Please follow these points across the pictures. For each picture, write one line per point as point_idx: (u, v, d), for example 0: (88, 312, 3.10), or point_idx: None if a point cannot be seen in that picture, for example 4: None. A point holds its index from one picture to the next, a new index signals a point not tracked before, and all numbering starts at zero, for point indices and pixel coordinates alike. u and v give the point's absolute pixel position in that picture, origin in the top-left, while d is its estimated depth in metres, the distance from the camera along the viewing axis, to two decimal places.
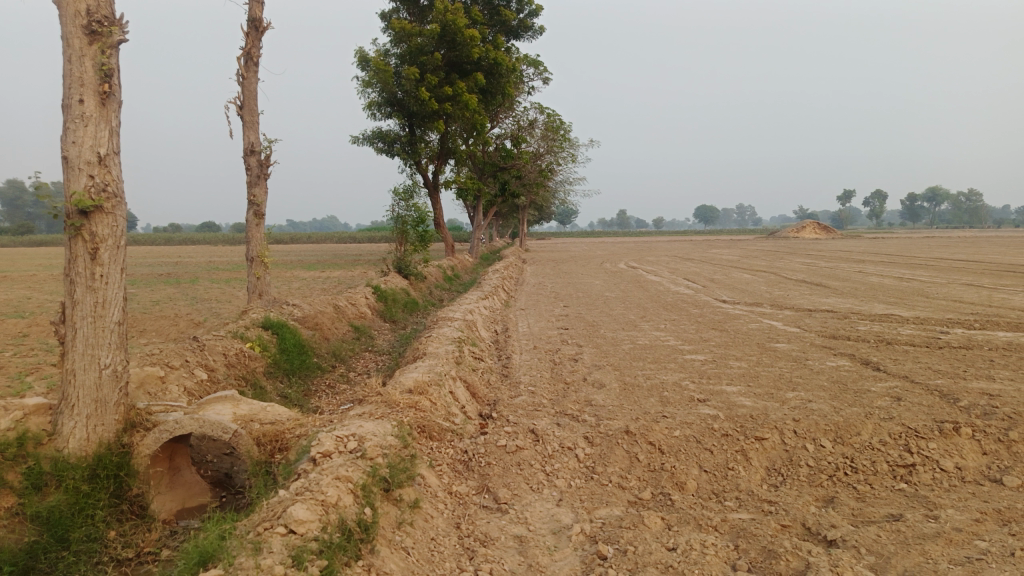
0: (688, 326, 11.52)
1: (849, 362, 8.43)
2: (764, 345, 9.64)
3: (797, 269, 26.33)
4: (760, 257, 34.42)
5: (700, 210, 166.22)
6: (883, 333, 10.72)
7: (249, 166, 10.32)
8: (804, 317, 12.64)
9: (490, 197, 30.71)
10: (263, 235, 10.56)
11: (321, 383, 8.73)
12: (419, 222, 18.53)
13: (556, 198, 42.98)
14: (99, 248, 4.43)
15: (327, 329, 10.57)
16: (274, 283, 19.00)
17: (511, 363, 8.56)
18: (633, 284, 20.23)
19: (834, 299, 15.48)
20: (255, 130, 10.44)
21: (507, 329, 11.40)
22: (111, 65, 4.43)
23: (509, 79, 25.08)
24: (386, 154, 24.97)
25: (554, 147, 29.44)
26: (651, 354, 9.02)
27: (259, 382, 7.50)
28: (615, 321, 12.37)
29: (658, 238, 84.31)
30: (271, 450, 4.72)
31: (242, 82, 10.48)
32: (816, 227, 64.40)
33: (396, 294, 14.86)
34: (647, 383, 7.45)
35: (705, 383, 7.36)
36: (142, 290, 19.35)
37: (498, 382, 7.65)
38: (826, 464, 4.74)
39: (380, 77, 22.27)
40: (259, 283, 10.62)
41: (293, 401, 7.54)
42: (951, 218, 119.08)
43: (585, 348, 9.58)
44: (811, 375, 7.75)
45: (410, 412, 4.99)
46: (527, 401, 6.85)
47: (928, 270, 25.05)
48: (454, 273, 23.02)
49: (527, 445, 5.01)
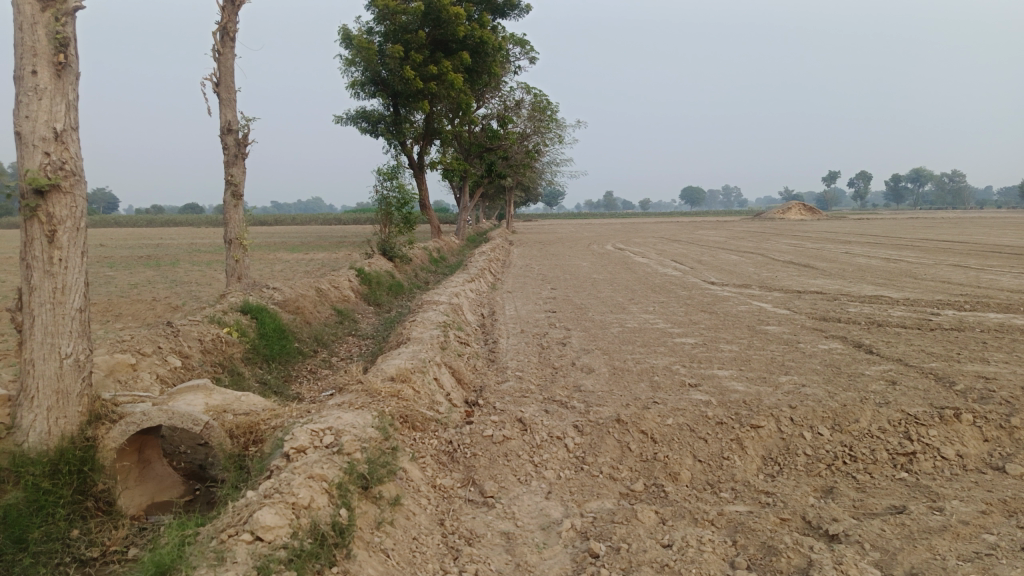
0: (677, 309, 11.35)
1: (842, 345, 8.29)
2: (754, 328, 9.48)
3: (784, 250, 26.22)
4: (747, 237, 34.29)
5: (686, 191, 166.32)
6: (874, 315, 10.59)
7: (227, 146, 9.99)
8: (793, 298, 12.51)
9: (477, 178, 30.36)
10: (242, 216, 10.25)
11: (302, 369, 8.48)
12: (403, 203, 18.21)
13: (543, 180, 42.65)
14: (57, 231, 4.15)
15: (309, 312, 10.30)
16: (256, 266, 18.65)
17: (497, 347, 8.35)
18: (620, 266, 20.05)
19: (823, 281, 15.37)
20: (233, 108, 10.09)
21: (494, 312, 11.18)
22: (66, 34, 4.11)
23: (495, 58, 24.66)
24: (370, 135, 24.55)
25: (540, 128, 29.09)
26: (641, 338, 8.83)
27: (237, 369, 7.25)
28: (603, 304, 12.18)
29: (645, 219, 84.20)
30: (245, 442, 4.49)
31: (218, 58, 10.09)
32: (802, 209, 64.47)
33: (380, 277, 14.60)
34: (637, 368, 7.27)
35: (697, 368, 7.19)
36: (121, 273, 18.95)
37: (484, 367, 7.44)
38: (824, 453, 4.56)
39: (364, 56, 21.83)
40: (238, 266, 10.33)
41: (272, 388, 7.31)
42: (935, 199, 119.76)
43: (573, 332, 9.39)
44: (804, 359, 7.60)
45: (391, 402, 4.77)
46: (514, 388, 6.65)
47: (914, 251, 25.05)
48: (440, 255, 22.74)
49: (514, 435, 4.80)
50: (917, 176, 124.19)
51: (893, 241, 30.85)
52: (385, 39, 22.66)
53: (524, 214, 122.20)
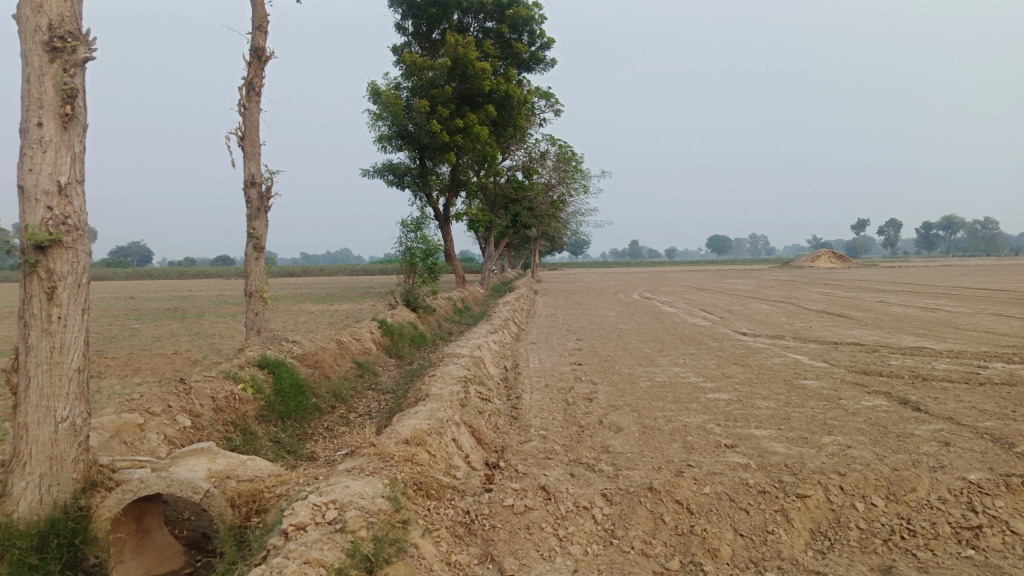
0: (708, 362, 10.92)
1: (887, 402, 7.81)
2: (791, 383, 9.03)
3: (817, 299, 25.59)
4: (777, 286, 33.65)
5: (713, 240, 165.76)
6: (917, 368, 10.07)
7: (249, 198, 9.94)
8: (829, 350, 12.02)
9: (501, 229, 30.33)
10: (262, 269, 10.13)
11: (319, 426, 8.19)
12: (427, 254, 18.04)
13: (568, 229, 42.62)
14: (56, 287, 3.96)
15: (328, 366, 10.06)
16: (279, 317, 18.58)
17: (521, 404, 7.99)
18: (647, 316, 19.64)
19: (859, 332, 14.85)
20: (256, 161, 10.07)
21: (518, 365, 10.85)
22: (74, 85, 3.99)
23: (520, 111, 24.83)
24: (396, 187, 24.66)
25: (565, 178, 29.10)
26: (671, 394, 8.43)
27: (250, 427, 6.97)
28: (630, 356, 11.79)
29: (672, 268, 83.70)
30: (247, 512, 4.19)
31: (244, 112, 10.12)
32: (832, 256, 63.58)
33: (403, 328, 14.38)
34: (669, 427, 6.87)
35: (732, 427, 6.77)
36: (146, 326, 18.98)
37: (507, 426, 7.07)
38: (879, 527, 4.12)
39: (390, 110, 22.08)
40: (257, 319, 10.16)
41: (286, 447, 7.01)
42: (969, 246, 117.67)
43: (600, 386, 9.02)
44: (847, 417, 7.14)
45: (405, 467, 4.45)
46: (538, 449, 6.29)
47: (951, 299, 24.35)
48: (464, 305, 22.55)
49: (537, 504, 4.44)
50: (948, 223, 122.50)
51: (927, 289, 30.11)
52: (412, 93, 22.94)
53: (549, 264, 122.42)
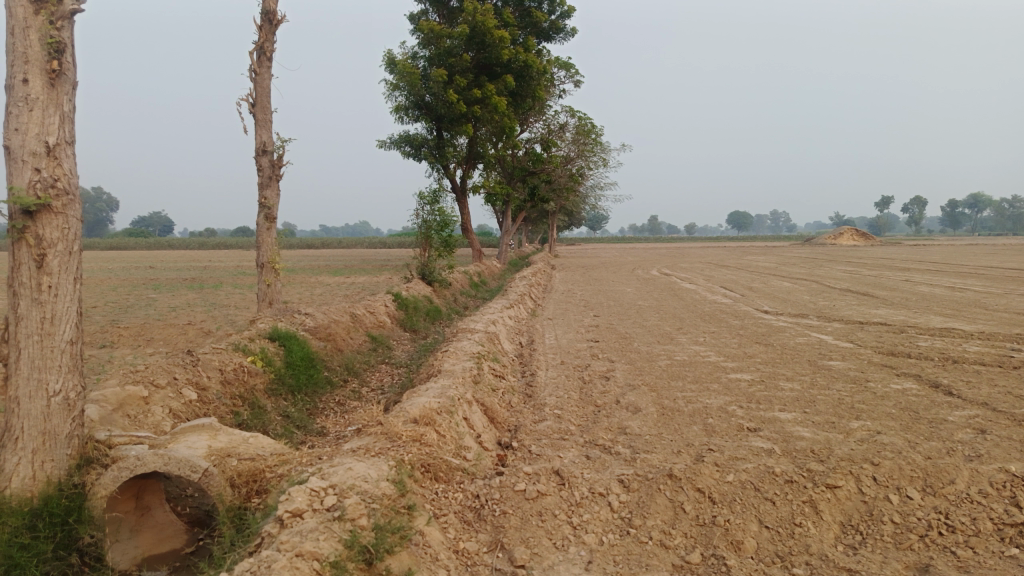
0: (729, 340, 10.64)
1: (917, 386, 7.49)
2: (816, 363, 8.74)
3: (840, 277, 25.04)
4: (799, 264, 33.08)
5: (733, 217, 163.99)
6: (947, 350, 9.73)
7: (261, 167, 9.72)
8: (855, 330, 11.67)
9: (519, 203, 29.97)
10: (274, 240, 9.93)
11: (330, 401, 8.02)
12: (443, 227, 17.82)
13: (587, 203, 42.18)
14: (46, 255, 3.77)
15: (341, 339, 9.88)
16: (295, 289, 18.48)
17: (536, 381, 7.77)
18: (666, 292, 19.31)
19: (885, 311, 14.46)
20: (268, 129, 9.83)
21: (534, 341, 10.62)
22: (61, 39, 3.77)
23: (539, 82, 24.36)
24: (413, 159, 24.37)
25: (584, 151, 28.62)
26: (691, 373, 8.17)
27: (259, 401, 6.80)
28: (649, 333, 11.52)
29: (692, 243, 82.86)
30: (247, 493, 4.01)
31: (254, 78, 9.87)
32: (855, 234, 62.54)
33: (418, 301, 14.18)
34: (689, 408, 6.62)
35: (755, 410, 6.51)
36: (163, 295, 18.96)
37: (521, 404, 6.86)
38: (915, 522, 3.86)
39: (407, 80, 21.72)
40: (269, 290, 9.97)
41: (296, 422, 6.86)
42: (996, 225, 115.41)
43: (618, 364, 8.78)
44: (875, 401, 6.85)
45: (413, 448, 4.25)
46: (553, 429, 6.08)
47: (979, 279, 23.77)
48: (480, 280, 22.34)
49: (550, 489, 4.23)
50: (975, 201, 120.14)
51: (954, 268, 29.46)
52: (429, 63, 22.55)
53: (567, 238, 121.73)
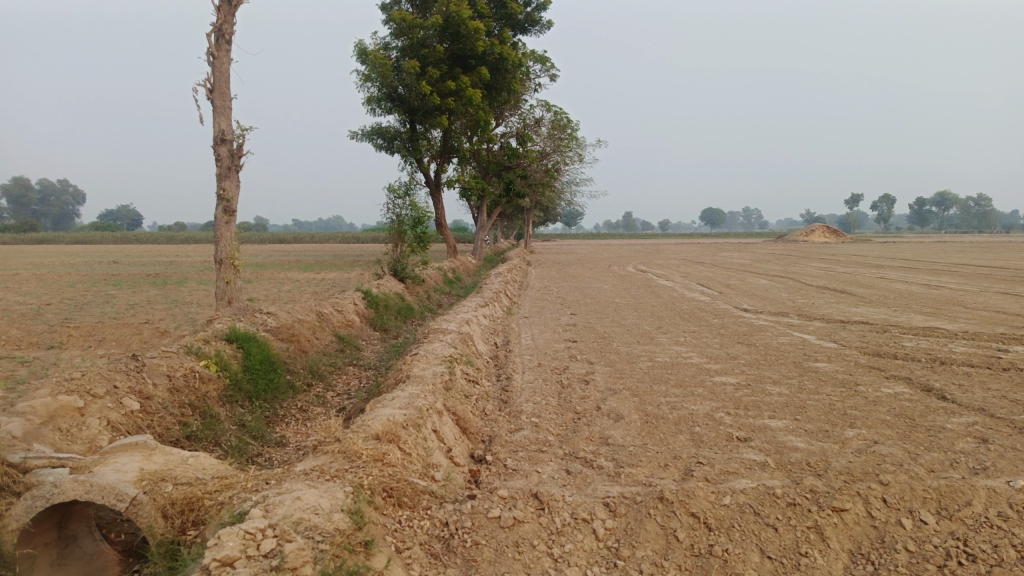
0: (711, 340, 10.30)
1: (909, 389, 7.17)
2: (802, 365, 8.40)
3: (817, 274, 24.91)
4: (774, 260, 32.97)
5: (707, 213, 165.17)
6: (933, 350, 9.46)
7: (219, 157, 9.16)
8: (837, 330, 11.40)
9: (494, 198, 29.52)
10: (234, 234, 9.35)
11: (291, 407, 7.51)
12: (417, 222, 17.17)
13: (563, 199, 41.88)
14: None
15: (306, 340, 9.35)
16: (262, 286, 17.85)
17: (511, 386, 7.33)
18: (644, 290, 19.00)
19: (865, 309, 14.25)
20: (227, 117, 9.26)
21: (509, 342, 10.18)
22: None
23: (515, 75, 23.91)
24: (385, 151, 23.77)
25: (560, 146, 28.23)
26: (674, 376, 7.78)
27: (211, 410, 6.27)
28: (628, 333, 11.13)
29: (667, 239, 83.10)
30: (183, 524, 3.50)
31: (213, 62, 9.29)
32: (827, 231, 63.01)
33: (389, 299, 13.66)
34: (673, 416, 6.23)
35: (743, 417, 6.14)
36: (123, 292, 18.20)
37: (496, 411, 6.42)
38: (933, 549, 3.48)
39: (380, 71, 21.12)
40: (228, 288, 9.40)
41: (252, 432, 6.34)
42: (963, 223, 117.40)
43: (597, 366, 8.38)
44: (867, 407, 6.52)
45: (373, 469, 3.78)
46: (530, 440, 5.64)
47: (953, 276, 23.82)
48: (455, 276, 21.83)
49: (528, 516, 3.78)
50: (942, 198, 122.11)
51: (926, 266, 29.59)
52: (402, 54, 21.97)
53: (543, 234, 121.52)
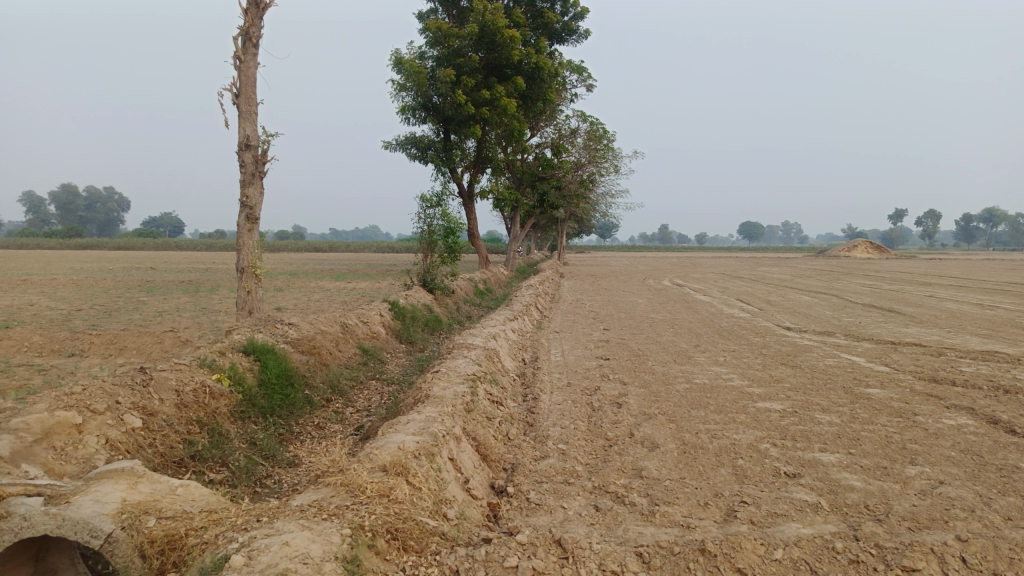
0: (752, 361, 9.73)
1: (973, 422, 6.55)
2: (853, 392, 7.81)
3: (861, 291, 23.99)
4: (817, 276, 31.98)
5: (745, 228, 162.92)
6: (995, 377, 8.77)
7: (243, 163, 8.93)
8: (888, 352, 10.72)
9: (528, 209, 29.14)
10: (257, 242, 9.09)
11: (307, 424, 7.16)
12: (448, 232, 16.87)
13: (597, 211, 41.39)
14: None
15: (328, 353, 9.02)
16: (292, 295, 17.69)
17: (539, 407, 6.89)
18: (680, 305, 18.42)
19: (915, 330, 13.50)
20: (252, 122, 9.02)
21: (538, 359, 9.73)
22: None
23: (551, 85, 23.55)
24: (419, 161, 23.59)
25: (595, 157, 27.76)
26: (713, 401, 7.25)
27: (220, 427, 5.94)
28: (664, 351, 10.61)
29: (704, 253, 81.91)
30: (163, 567, 3.12)
31: (239, 66, 9.08)
32: (868, 247, 61.47)
33: (417, 311, 13.32)
34: (713, 446, 5.73)
35: (790, 449, 5.61)
36: (154, 298, 18.19)
37: (520, 435, 5.99)
38: None
39: (414, 81, 20.97)
40: (250, 298, 9.12)
41: (262, 451, 6.01)
42: (1012, 240, 113.82)
43: (631, 387, 7.89)
44: (928, 440, 5.93)
45: (376, 507, 3.38)
46: (555, 470, 5.20)
47: (1006, 296, 22.76)
48: (486, 287, 21.46)
49: (549, 567, 3.34)
50: (990, 214, 118.53)
51: (977, 284, 28.43)
52: (437, 63, 21.79)
53: (578, 245, 120.86)
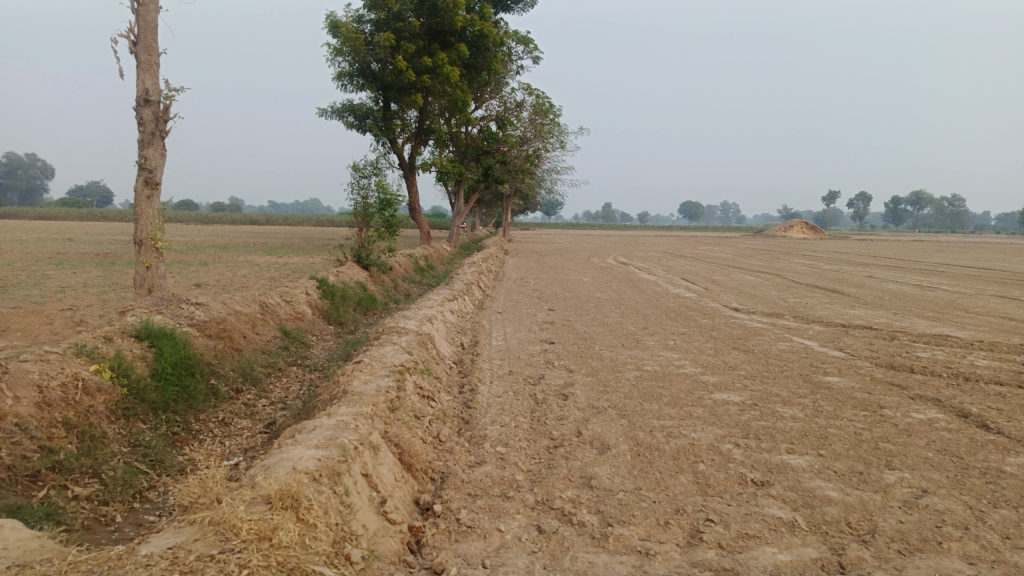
0: (704, 345, 9.18)
1: (944, 416, 6.07)
2: (812, 380, 7.29)
3: (804, 271, 23.93)
4: (760, 256, 31.98)
5: (686, 208, 165.37)
6: (953, 364, 8.37)
7: (142, 121, 7.86)
8: (841, 335, 10.32)
9: (472, 183, 28.21)
10: (158, 212, 8.04)
11: (209, 420, 6.26)
12: (386, 205, 15.94)
13: (543, 188, 40.78)
14: None
15: (241, 336, 8.05)
16: (217, 270, 16.46)
17: (476, 401, 6.15)
18: (626, 284, 17.92)
19: (863, 312, 13.22)
20: (153, 74, 7.92)
21: (477, 343, 8.96)
22: None
23: (496, 54, 22.55)
24: (357, 130, 22.38)
25: (541, 132, 26.87)
26: (667, 392, 6.61)
27: (95, 428, 5.01)
28: (611, 334, 9.97)
29: (646, 232, 82.29)
30: None
31: (137, 9, 7.95)
32: (804, 228, 62.67)
33: (348, 289, 12.35)
34: (670, 447, 5.08)
35: (755, 451, 5.00)
36: (62, 272, 16.65)
37: (453, 436, 5.24)
38: None
39: (352, 45, 19.73)
40: (150, 275, 8.06)
41: (148, 458, 5.11)
42: (938, 223, 118.34)
43: (577, 376, 7.22)
44: (901, 439, 5.41)
45: (252, 557, 2.58)
46: (492, 480, 4.45)
47: (943, 277, 22.98)
48: (427, 263, 20.57)
49: None
50: (918, 197, 122.59)
51: (910, 265, 28.95)
52: (376, 27, 20.58)
53: (521, 222, 120.69)
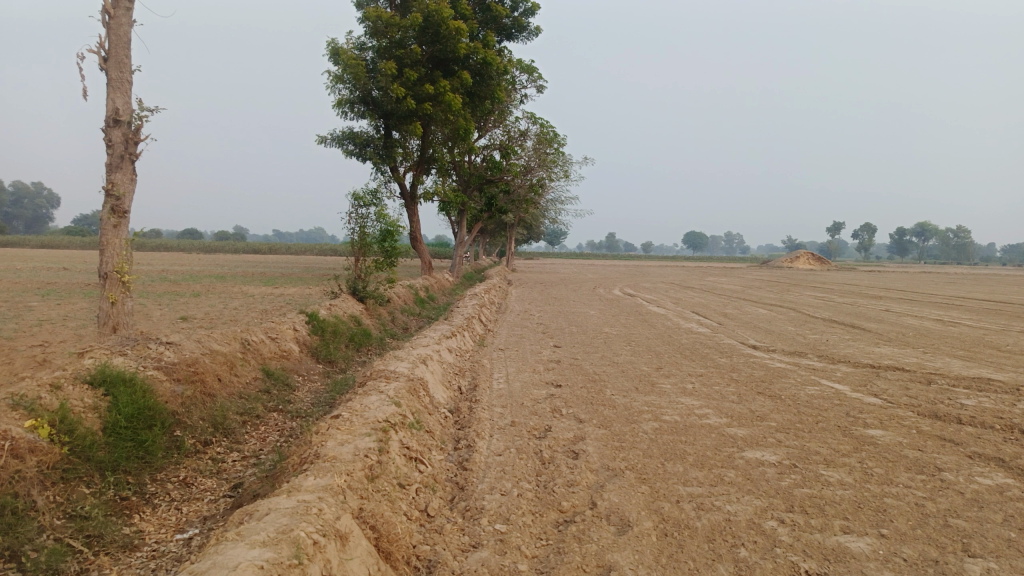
0: (725, 389, 8.37)
1: (1014, 481, 5.24)
2: (853, 435, 6.46)
3: (817, 304, 23.13)
4: (770, 288, 31.17)
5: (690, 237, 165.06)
6: (1002, 413, 7.53)
7: (110, 142, 7.18)
8: (872, 378, 9.50)
9: (474, 212, 27.59)
10: (126, 242, 7.33)
11: (168, 480, 5.47)
12: (385, 236, 15.24)
13: (546, 218, 40.21)
14: None
15: (215, 378, 7.27)
16: (207, 302, 15.73)
17: (473, 461, 5.34)
18: (635, 318, 17.14)
19: (889, 350, 12.40)
20: (124, 92, 7.26)
21: (476, 386, 8.18)
22: None
23: (499, 83, 22.02)
24: (357, 158, 21.80)
25: (545, 162, 26.30)
26: (692, 449, 5.80)
27: (18, 498, 4.22)
28: (623, 375, 9.17)
29: (651, 262, 81.55)
30: None
31: (108, 23, 7.32)
32: (810, 260, 62.12)
33: (340, 324, 11.60)
34: (703, 524, 4.27)
35: (804, 531, 4.18)
36: (45, 304, 15.96)
37: (444, 508, 4.43)
38: None
39: (352, 73, 19.24)
40: (115, 311, 7.34)
41: (83, 534, 4.31)
42: (944, 254, 117.54)
43: (588, 427, 6.41)
44: (973, 513, 4.58)
45: None
46: (489, 570, 3.65)
47: (961, 311, 22.10)
48: (427, 295, 19.80)
49: None
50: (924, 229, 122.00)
51: (924, 297, 28.08)
52: (377, 54, 20.09)
53: (525, 253, 120.29)
